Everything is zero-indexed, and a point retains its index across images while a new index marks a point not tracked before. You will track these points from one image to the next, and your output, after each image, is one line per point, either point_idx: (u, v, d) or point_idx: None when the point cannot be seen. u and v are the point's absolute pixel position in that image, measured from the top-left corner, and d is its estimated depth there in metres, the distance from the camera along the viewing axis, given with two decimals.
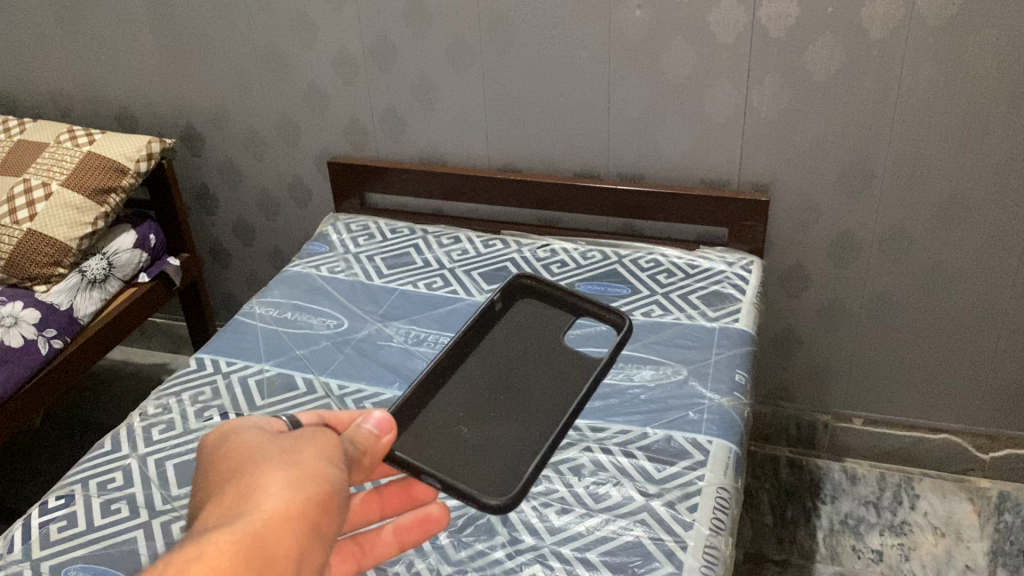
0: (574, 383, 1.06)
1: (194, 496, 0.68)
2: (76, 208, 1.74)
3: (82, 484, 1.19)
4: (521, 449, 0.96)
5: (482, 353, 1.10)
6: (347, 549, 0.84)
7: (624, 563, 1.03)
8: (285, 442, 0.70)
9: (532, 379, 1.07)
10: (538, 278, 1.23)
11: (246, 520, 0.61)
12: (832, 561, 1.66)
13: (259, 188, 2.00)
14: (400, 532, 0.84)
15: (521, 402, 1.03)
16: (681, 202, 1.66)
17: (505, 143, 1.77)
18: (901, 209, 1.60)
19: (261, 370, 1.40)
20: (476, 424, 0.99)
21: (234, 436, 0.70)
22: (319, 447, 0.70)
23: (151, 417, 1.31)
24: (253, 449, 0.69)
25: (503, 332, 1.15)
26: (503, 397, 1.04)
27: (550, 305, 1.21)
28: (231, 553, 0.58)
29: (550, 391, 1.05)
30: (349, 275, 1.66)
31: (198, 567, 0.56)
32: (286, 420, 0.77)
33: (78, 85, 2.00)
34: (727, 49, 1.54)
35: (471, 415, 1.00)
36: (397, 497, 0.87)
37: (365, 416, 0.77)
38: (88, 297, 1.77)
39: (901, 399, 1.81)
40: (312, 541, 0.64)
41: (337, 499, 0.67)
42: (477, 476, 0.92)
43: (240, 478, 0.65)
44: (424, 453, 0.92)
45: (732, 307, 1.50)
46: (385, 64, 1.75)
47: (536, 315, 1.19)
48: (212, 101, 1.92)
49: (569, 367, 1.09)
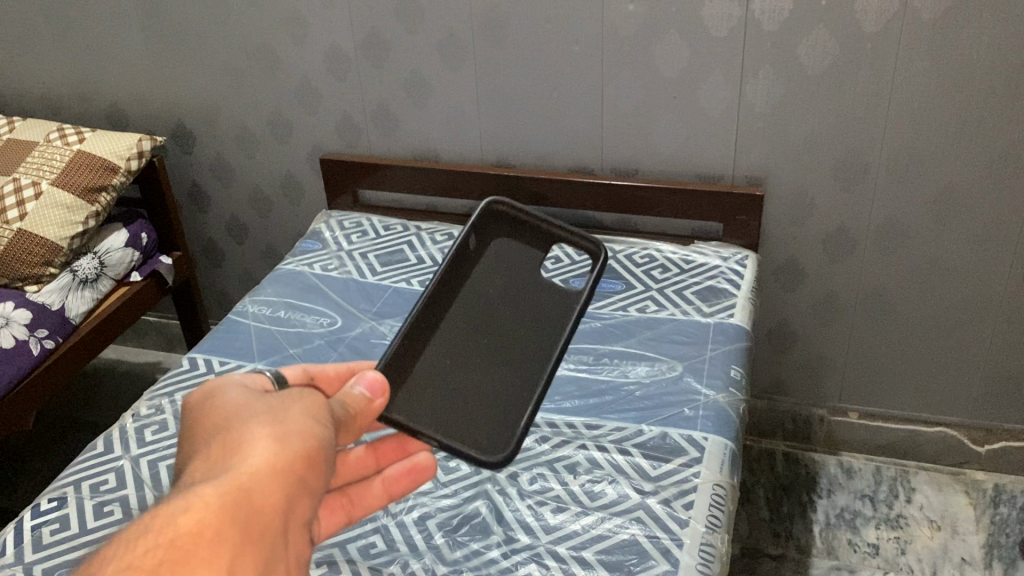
0: (555, 324, 1.10)
1: (179, 452, 0.67)
2: (67, 208, 1.73)
3: (75, 486, 1.19)
4: (515, 390, 1.01)
5: (463, 294, 1.08)
6: (335, 501, 0.81)
7: (620, 562, 1.03)
8: (270, 401, 0.70)
9: (517, 319, 1.09)
10: (512, 204, 1.19)
11: (233, 472, 0.60)
12: (829, 555, 1.66)
13: (251, 186, 1.99)
14: (388, 484, 0.83)
15: (507, 349, 1.05)
16: (676, 197, 1.65)
17: (498, 138, 1.76)
18: (895, 202, 1.59)
19: (254, 369, 1.40)
20: (465, 371, 1.00)
21: (220, 393, 0.70)
22: (309, 405, 0.71)
23: (144, 417, 1.30)
24: (235, 408, 0.68)
25: (481, 271, 1.11)
26: (489, 342, 1.05)
27: (523, 239, 1.18)
28: (218, 505, 0.55)
29: (535, 337, 1.08)
30: (342, 272, 1.65)
31: (188, 516, 0.54)
32: (272, 376, 0.77)
33: (67, 84, 1.99)
34: (720, 43, 1.53)
35: (457, 364, 1.01)
36: (392, 451, 0.87)
37: (358, 378, 0.79)
38: (80, 296, 1.76)
39: (897, 392, 1.81)
40: (301, 494, 0.63)
41: (323, 455, 0.66)
42: (473, 429, 0.97)
43: (227, 433, 0.65)
44: (417, 404, 0.94)
45: (727, 302, 1.50)
46: (377, 60, 1.73)
47: (513, 252, 1.16)
48: (203, 98, 1.91)
49: (549, 304, 1.13)
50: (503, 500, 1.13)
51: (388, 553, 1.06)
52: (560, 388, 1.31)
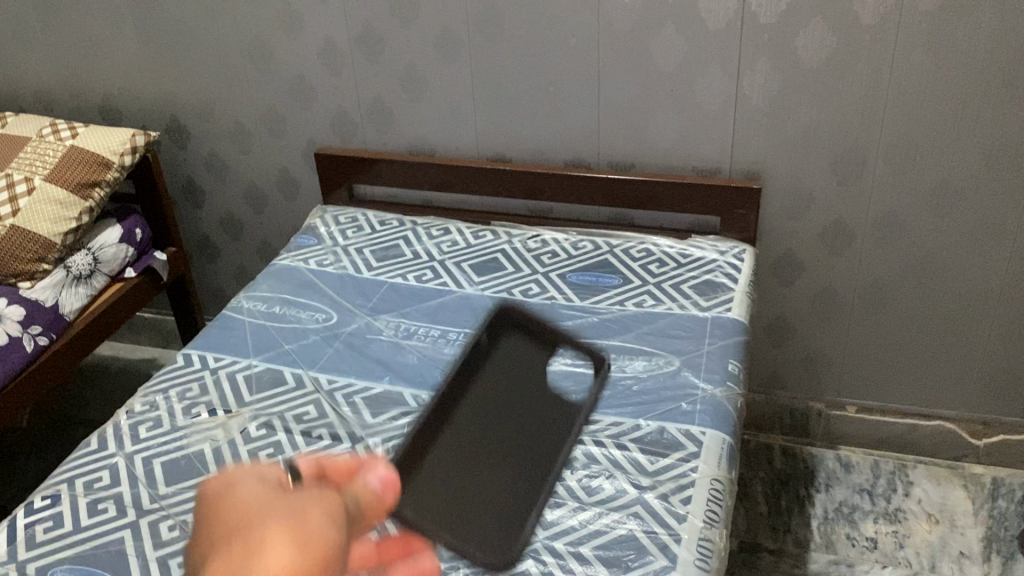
0: (561, 426, 1.20)
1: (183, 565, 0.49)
2: (60, 203, 1.72)
3: (69, 483, 1.18)
4: (523, 489, 1.11)
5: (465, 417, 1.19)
6: None
7: (618, 557, 1.02)
8: (287, 498, 0.51)
9: (514, 427, 1.19)
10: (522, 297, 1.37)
11: None
12: (827, 550, 1.66)
13: (246, 181, 1.98)
14: None
15: (509, 453, 1.15)
16: (673, 191, 1.65)
17: (494, 133, 1.75)
18: (893, 196, 1.59)
19: (249, 365, 1.39)
20: (468, 485, 1.11)
21: (234, 489, 0.52)
22: (328, 502, 0.52)
23: (138, 414, 1.30)
24: (252, 509, 0.50)
25: (489, 370, 1.25)
26: (493, 447, 1.16)
27: (529, 336, 1.31)
28: None
29: (535, 442, 1.17)
30: (338, 268, 1.64)
31: None
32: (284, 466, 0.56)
33: (60, 79, 1.98)
34: (717, 35, 1.52)
35: (460, 479, 1.11)
36: (398, 548, 0.61)
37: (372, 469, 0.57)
38: (73, 293, 1.75)
39: (895, 386, 1.81)
40: None
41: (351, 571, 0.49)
42: (476, 538, 1.05)
43: (238, 541, 0.47)
44: (426, 505, 1.07)
45: (725, 296, 1.49)
46: (372, 54, 1.72)
47: (519, 349, 1.29)
48: (197, 93, 1.89)
49: (559, 404, 1.24)
50: None
51: None
52: (557, 383, 1.31)
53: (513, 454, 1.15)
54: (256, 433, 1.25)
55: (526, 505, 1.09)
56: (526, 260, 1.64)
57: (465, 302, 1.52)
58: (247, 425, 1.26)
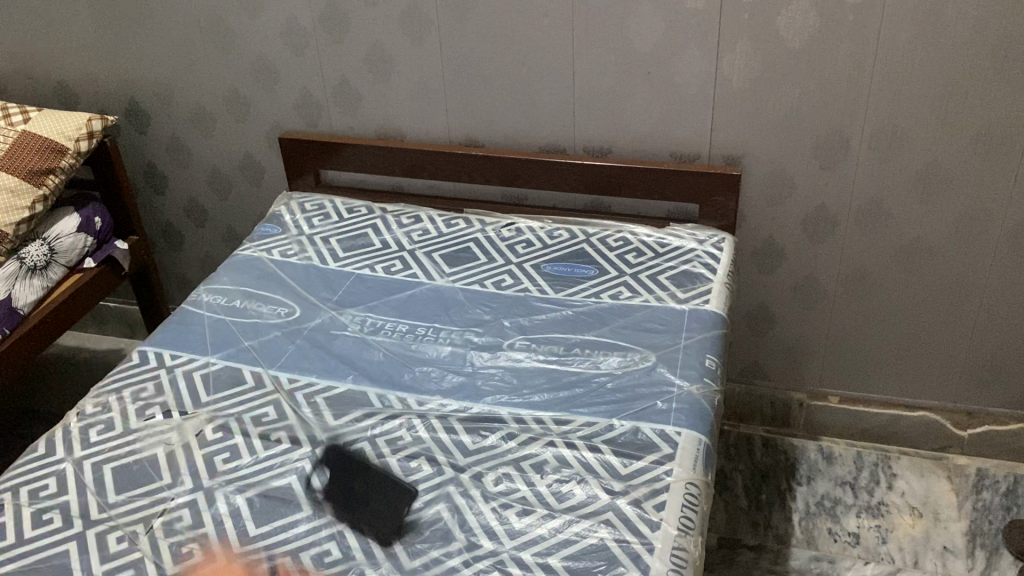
0: (563, 473, 1.10)
1: None
2: (11, 191, 1.64)
3: (13, 491, 1.11)
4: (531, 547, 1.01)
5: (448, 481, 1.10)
6: None
7: (588, 568, 0.97)
8: None
9: (507, 489, 1.08)
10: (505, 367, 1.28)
11: None
12: (809, 545, 1.62)
13: (209, 166, 1.91)
14: None
15: (508, 515, 1.05)
16: (651, 177, 1.59)
17: (465, 116, 1.68)
18: (877, 181, 1.54)
19: (208, 363, 1.32)
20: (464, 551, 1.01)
21: None
22: None
23: (89, 416, 1.23)
24: None
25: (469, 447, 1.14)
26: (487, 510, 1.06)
27: (515, 405, 1.21)
28: None
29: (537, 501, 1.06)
30: (302, 258, 1.58)
31: None
32: None
33: (13, 60, 1.89)
34: (696, 15, 1.45)
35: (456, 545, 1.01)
36: None
37: None
38: (28, 285, 1.68)
39: (878, 376, 1.77)
40: None
41: None
42: None
43: None
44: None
45: (703, 287, 1.44)
46: (336, 34, 1.65)
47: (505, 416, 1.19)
48: (155, 75, 1.81)
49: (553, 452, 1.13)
50: (466, 503, 1.07)
51: (344, 562, 1.01)
52: (529, 381, 1.25)
53: (511, 514, 1.05)
54: (212, 437, 1.19)
55: (530, 565, 0.98)
56: (498, 250, 1.58)
57: (435, 295, 1.46)
58: (202, 428, 1.21)
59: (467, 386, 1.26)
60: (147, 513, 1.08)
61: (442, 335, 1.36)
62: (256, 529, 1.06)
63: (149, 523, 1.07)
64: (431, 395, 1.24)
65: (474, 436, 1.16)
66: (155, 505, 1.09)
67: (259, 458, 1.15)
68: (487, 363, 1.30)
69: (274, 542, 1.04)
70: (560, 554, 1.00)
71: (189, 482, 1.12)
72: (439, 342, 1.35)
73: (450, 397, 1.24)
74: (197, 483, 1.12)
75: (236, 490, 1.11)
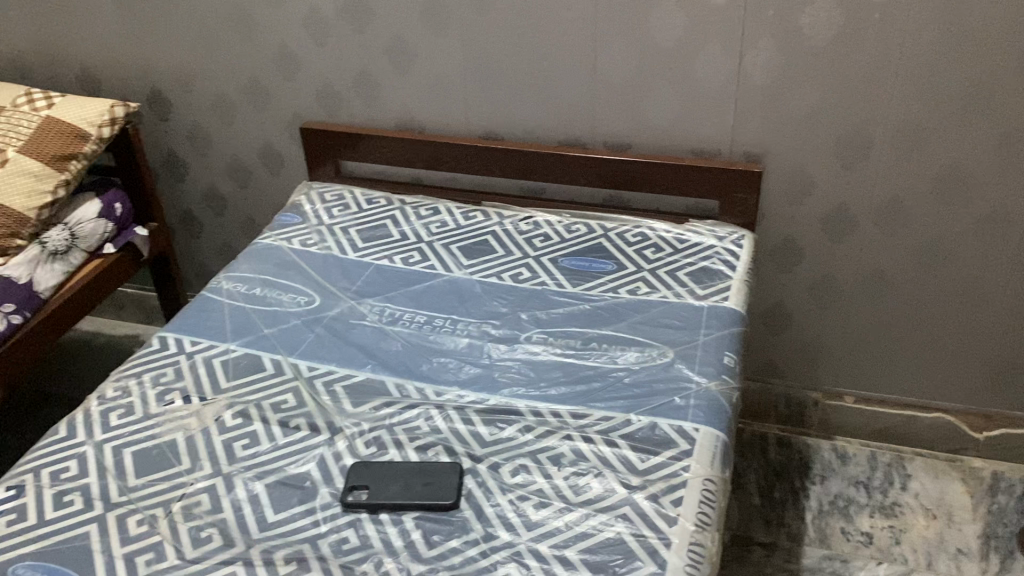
0: (581, 466, 1.10)
1: None
2: (33, 175, 1.66)
3: (35, 472, 1.12)
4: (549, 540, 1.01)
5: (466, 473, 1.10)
6: None
7: (605, 563, 0.98)
8: None
9: (524, 482, 1.09)
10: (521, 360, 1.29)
11: None
12: (821, 544, 1.62)
13: (229, 154, 1.92)
14: None
15: (525, 508, 1.05)
16: (670, 172, 1.58)
17: (486, 109, 1.69)
18: (899, 180, 1.53)
19: (227, 350, 1.33)
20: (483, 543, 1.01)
21: None
22: None
23: (109, 400, 1.24)
24: None
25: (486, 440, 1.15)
26: (505, 501, 1.06)
27: (532, 396, 1.22)
28: None
29: (555, 496, 1.07)
30: (321, 248, 1.58)
31: None
32: None
33: (37, 45, 1.90)
34: (719, 11, 1.45)
35: (475, 537, 1.02)
36: None
37: None
38: (49, 270, 1.69)
39: (894, 377, 1.76)
40: None
41: None
42: None
43: None
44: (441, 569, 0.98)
45: (722, 284, 1.43)
46: (358, 25, 1.65)
47: (522, 408, 1.20)
48: (177, 63, 1.82)
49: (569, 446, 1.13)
50: (483, 494, 1.07)
51: (363, 549, 1.01)
52: (546, 374, 1.26)
53: (529, 507, 1.05)
54: (231, 423, 1.20)
55: (547, 558, 0.99)
56: (516, 243, 1.58)
57: (453, 287, 1.47)
58: (222, 414, 1.21)
59: (484, 378, 1.26)
60: (167, 497, 1.09)
61: (459, 327, 1.37)
62: (274, 516, 1.06)
63: (168, 507, 1.08)
64: (449, 385, 1.25)
65: (491, 428, 1.17)
66: (175, 490, 1.10)
67: (278, 445, 1.16)
68: (505, 355, 1.31)
69: (292, 529, 1.05)
70: (578, 549, 1.00)
71: (208, 467, 1.13)
72: (457, 333, 1.36)
73: (467, 388, 1.24)
74: (216, 468, 1.13)
75: (254, 476, 1.12)
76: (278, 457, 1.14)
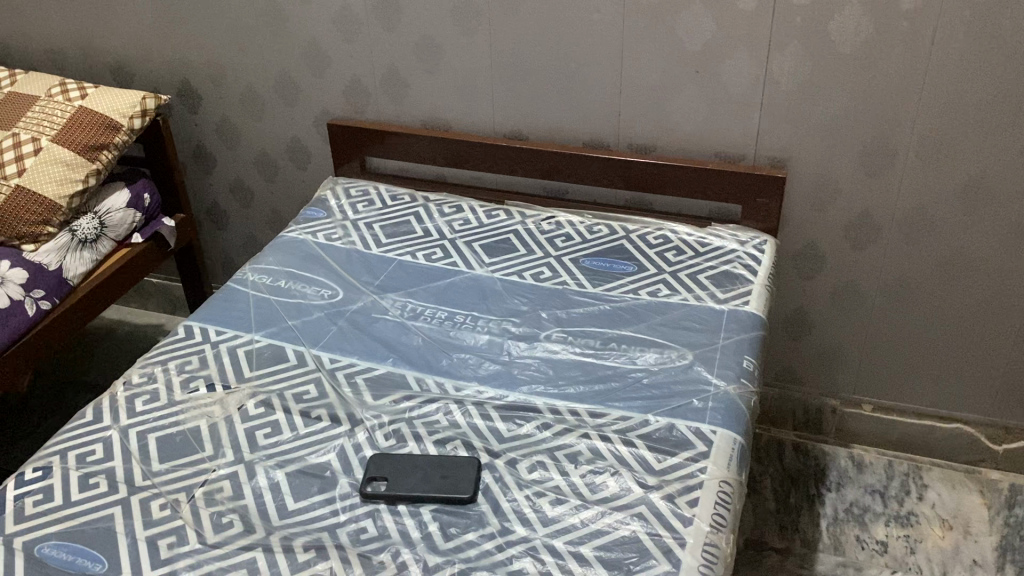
0: (600, 465, 1.11)
1: None
2: (66, 164, 1.69)
3: (61, 455, 1.15)
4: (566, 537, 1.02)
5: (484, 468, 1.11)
6: None
7: (620, 560, 0.98)
8: None
9: (541, 478, 1.10)
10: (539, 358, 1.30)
11: None
12: (835, 551, 1.62)
13: (257, 148, 1.94)
14: None
15: (542, 504, 1.06)
16: (694, 176, 1.59)
17: (511, 108, 1.70)
18: (923, 189, 1.53)
19: (251, 340, 1.35)
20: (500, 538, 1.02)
21: None
22: None
23: (135, 386, 1.26)
24: None
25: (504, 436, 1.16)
26: (521, 497, 1.07)
27: (552, 395, 1.23)
28: None
29: (571, 493, 1.08)
30: (346, 242, 1.60)
31: None
32: None
33: (72, 37, 1.93)
34: (748, 15, 1.45)
35: (492, 531, 1.03)
36: None
37: None
38: (79, 258, 1.72)
39: (913, 387, 1.76)
40: None
41: None
42: None
43: None
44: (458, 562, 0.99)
45: (742, 289, 1.44)
46: (387, 22, 1.67)
47: (541, 405, 1.21)
48: (209, 57, 1.85)
49: (586, 445, 1.14)
50: (500, 489, 1.09)
51: (380, 539, 1.03)
52: (565, 373, 1.27)
53: (546, 504, 1.06)
54: (254, 412, 1.22)
55: (562, 555, 1.00)
56: (538, 242, 1.59)
57: (474, 284, 1.48)
58: (245, 403, 1.23)
59: (503, 375, 1.27)
60: (190, 482, 1.11)
61: (480, 323, 1.38)
62: (294, 504, 1.08)
63: (190, 492, 1.10)
64: (468, 381, 1.26)
65: (510, 424, 1.18)
66: (197, 475, 1.12)
67: (299, 435, 1.18)
68: (524, 353, 1.32)
69: (312, 517, 1.06)
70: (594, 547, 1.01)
71: (230, 455, 1.15)
72: (477, 330, 1.37)
73: (486, 384, 1.25)
74: (238, 455, 1.15)
75: (276, 465, 1.13)
76: (299, 448, 1.16)
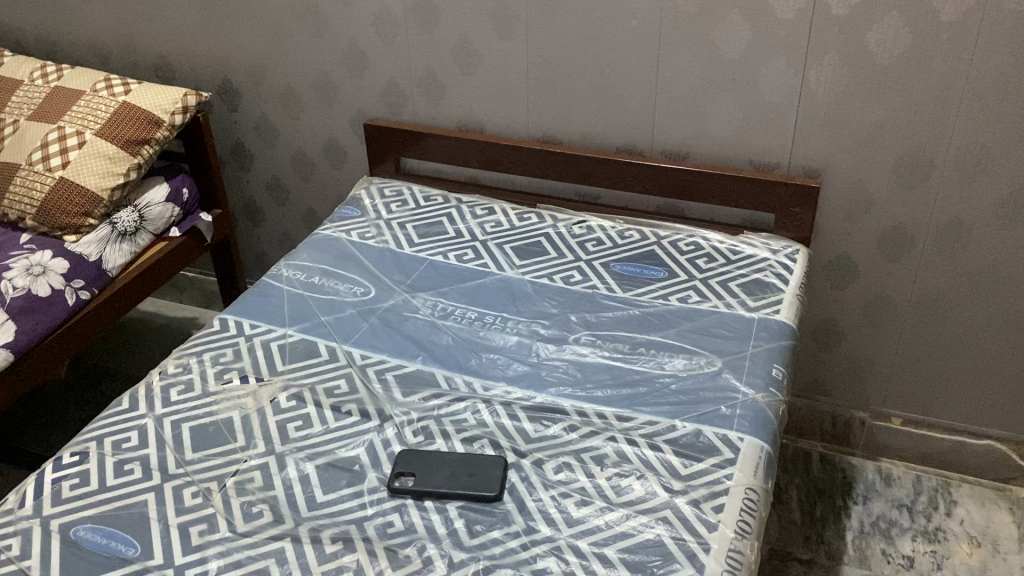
0: (626, 468, 1.11)
1: None
2: (109, 158, 1.72)
3: (97, 441, 1.17)
4: (589, 539, 1.02)
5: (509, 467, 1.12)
6: None
7: (644, 563, 0.99)
8: None
9: (567, 479, 1.10)
10: (568, 360, 1.31)
11: None
12: (860, 565, 1.61)
13: (294, 146, 1.97)
14: None
15: (567, 505, 1.07)
16: (727, 183, 1.59)
17: (546, 113, 1.71)
18: (960, 203, 1.51)
19: (284, 334, 1.37)
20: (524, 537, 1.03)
21: None
22: None
23: (170, 375, 1.29)
24: None
25: (531, 437, 1.17)
26: (546, 497, 1.08)
27: (579, 398, 1.23)
28: None
29: (596, 495, 1.08)
30: (379, 241, 1.62)
31: None
32: None
33: (118, 34, 1.97)
34: (786, 25, 1.45)
35: (516, 531, 1.04)
36: None
37: None
38: (118, 250, 1.76)
39: (944, 402, 1.74)
40: None
41: None
42: None
43: None
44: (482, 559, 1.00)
45: (773, 297, 1.44)
46: (426, 25, 1.69)
47: (568, 407, 1.22)
48: (250, 56, 1.88)
49: (611, 449, 1.14)
50: (526, 489, 1.09)
51: (407, 534, 1.04)
52: (593, 376, 1.28)
53: (571, 505, 1.07)
54: (286, 405, 1.24)
55: (585, 556, 1.00)
56: (569, 245, 1.60)
57: (505, 285, 1.49)
58: (277, 396, 1.25)
59: (531, 376, 1.28)
60: (221, 471, 1.13)
61: (510, 325, 1.39)
62: (322, 496, 1.10)
63: (222, 482, 1.12)
64: (497, 381, 1.27)
65: (537, 425, 1.19)
66: (228, 465, 1.14)
67: (329, 428, 1.20)
68: (553, 355, 1.33)
69: (340, 510, 1.08)
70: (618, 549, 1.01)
71: (262, 446, 1.17)
72: (506, 331, 1.38)
73: (515, 385, 1.26)
74: (269, 447, 1.17)
75: (306, 457, 1.15)
76: (329, 442, 1.17)
